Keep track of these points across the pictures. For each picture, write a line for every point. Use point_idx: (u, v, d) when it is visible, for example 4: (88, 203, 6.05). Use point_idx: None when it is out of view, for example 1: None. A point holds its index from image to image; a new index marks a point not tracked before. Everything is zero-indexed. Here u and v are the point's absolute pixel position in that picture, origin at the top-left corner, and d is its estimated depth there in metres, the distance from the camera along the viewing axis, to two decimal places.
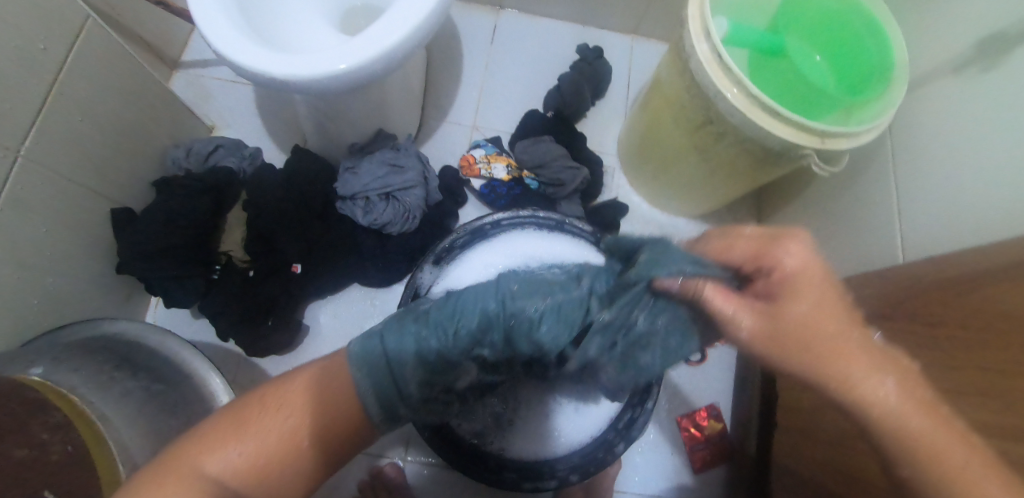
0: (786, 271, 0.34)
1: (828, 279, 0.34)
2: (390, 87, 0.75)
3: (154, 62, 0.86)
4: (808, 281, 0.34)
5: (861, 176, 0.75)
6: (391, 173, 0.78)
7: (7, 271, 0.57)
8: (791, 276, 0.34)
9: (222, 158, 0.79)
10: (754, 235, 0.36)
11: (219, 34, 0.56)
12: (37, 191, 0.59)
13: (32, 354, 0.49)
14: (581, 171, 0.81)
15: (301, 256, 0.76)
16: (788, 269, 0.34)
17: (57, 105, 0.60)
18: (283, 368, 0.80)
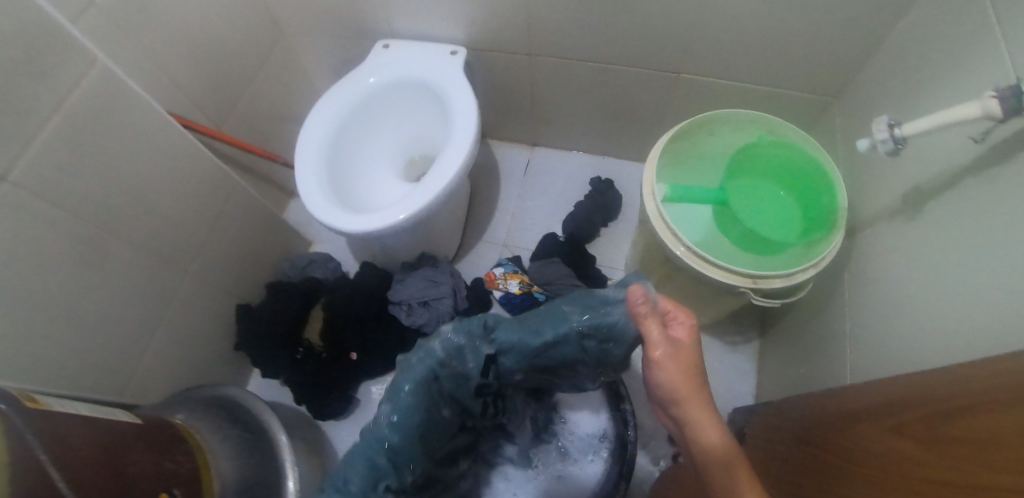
0: (679, 337, 0.52)
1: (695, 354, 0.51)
2: (434, 220, 1.00)
3: (280, 195, 1.21)
4: (684, 351, 0.51)
5: (829, 305, 0.83)
6: (429, 285, 1.01)
7: (169, 348, 0.86)
8: (680, 340, 0.52)
9: (314, 270, 1.07)
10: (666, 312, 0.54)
11: (315, 204, 0.85)
12: (196, 296, 0.90)
13: (176, 404, 0.75)
14: (580, 288, 0.98)
15: (358, 346, 1.01)
16: (679, 337, 0.52)
17: (216, 239, 0.92)
18: (337, 432, 1.01)
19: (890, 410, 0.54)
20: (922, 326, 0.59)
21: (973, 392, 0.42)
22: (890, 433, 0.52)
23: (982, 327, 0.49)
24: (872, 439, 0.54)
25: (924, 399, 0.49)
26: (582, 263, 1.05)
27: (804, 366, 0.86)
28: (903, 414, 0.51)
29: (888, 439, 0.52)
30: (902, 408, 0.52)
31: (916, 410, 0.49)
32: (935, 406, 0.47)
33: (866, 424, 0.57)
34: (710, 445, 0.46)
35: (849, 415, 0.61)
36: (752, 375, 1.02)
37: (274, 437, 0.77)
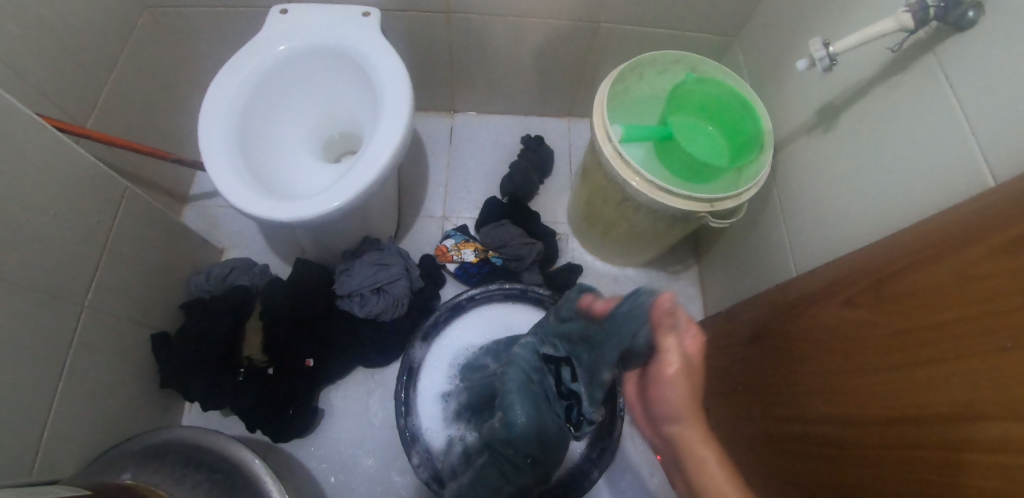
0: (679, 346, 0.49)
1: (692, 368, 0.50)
2: (373, 202, 0.92)
3: (168, 201, 1.01)
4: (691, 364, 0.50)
5: (758, 220, 0.94)
6: (379, 270, 0.93)
7: (78, 401, 0.70)
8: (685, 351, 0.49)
9: (238, 278, 0.93)
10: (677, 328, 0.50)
11: (239, 198, 0.74)
12: (98, 333, 0.74)
13: (119, 465, 0.65)
14: (535, 245, 0.98)
15: (313, 350, 0.91)
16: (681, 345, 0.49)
17: (109, 262, 0.75)
18: (306, 450, 0.91)
19: (832, 289, 0.66)
20: (850, 216, 0.70)
21: (913, 256, 0.54)
22: (840, 306, 0.63)
23: (903, 205, 0.61)
24: (823, 315, 0.66)
25: (865, 271, 0.61)
26: (530, 221, 1.05)
27: (746, 278, 0.96)
28: (849, 286, 0.63)
29: (839, 311, 0.63)
30: (852, 278, 0.63)
31: (860, 281, 0.61)
32: (873, 273, 0.59)
33: (816, 306, 0.68)
34: (694, 451, 0.48)
35: (797, 303, 0.73)
36: (696, 298, 1.12)
37: (227, 452, 0.66)
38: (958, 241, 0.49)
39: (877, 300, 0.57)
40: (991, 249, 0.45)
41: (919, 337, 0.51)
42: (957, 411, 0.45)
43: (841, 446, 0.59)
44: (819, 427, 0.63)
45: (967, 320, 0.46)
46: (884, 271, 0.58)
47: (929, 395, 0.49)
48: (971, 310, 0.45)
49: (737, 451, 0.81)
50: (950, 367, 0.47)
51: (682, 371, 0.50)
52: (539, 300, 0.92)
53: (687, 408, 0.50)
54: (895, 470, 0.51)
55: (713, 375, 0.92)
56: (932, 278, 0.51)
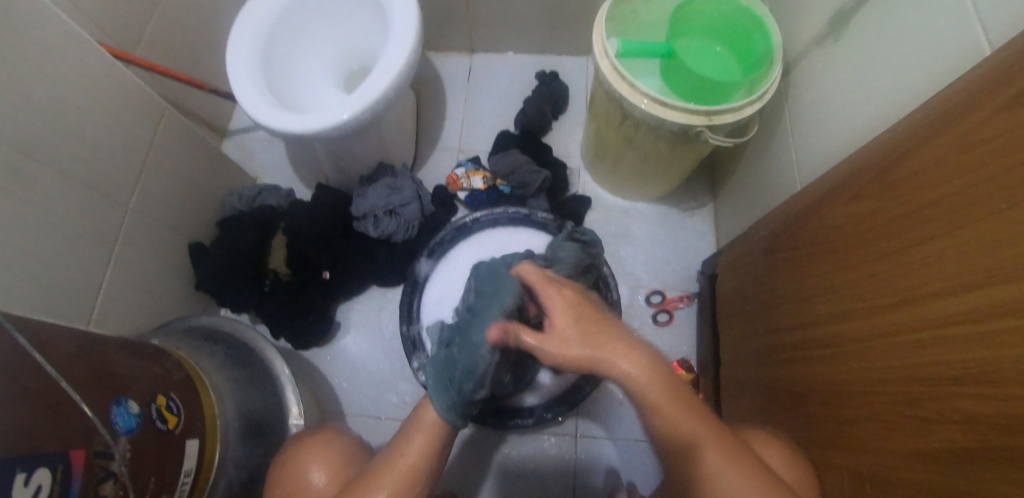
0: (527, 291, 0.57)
1: (596, 323, 0.53)
2: (386, 127, 0.97)
3: (209, 133, 1.12)
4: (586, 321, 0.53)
5: (772, 145, 0.90)
6: (391, 193, 0.98)
7: (125, 288, 0.81)
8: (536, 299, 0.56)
9: (265, 199, 1.03)
10: (540, 293, 0.56)
11: (263, 113, 0.81)
12: (141, 233, 0.84)
13: (147, 335, 0.69)
14: (542, 173, 1.00)
15: (329, 264, 0.97)
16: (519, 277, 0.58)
17: (150, 173, 0.85)
18: (322, 356, 0.99)
19: (839, 188, 0.61)
20: (859, 115, 0.66)
21: (914, 138, 0.50)
22: (848, 203, 0.59)
23: (908, 92, 0.57)
24: (832, 216, 0.62)
25: (872, 164, 0.57)
26: (539, 152, 1.07)
27: (759, 206, 0.93)
28: (857, 182, 0.58)
29: (847, 209, 0.59)
30: (851, 177, 0.61)
31: (866, 175, 0.57)
32: (879, 164, 0.55)
33: (826, 207, 0.63)
34: (633, 384, 0.50)
35: (806, 210, 0.68)
36: (709, 234, 1.11)
37: (240, 335, 0.73)
38: (948, 117, 0.46)
39: (881, 189, 0.53)
40: (983, 112, 0.41)
41: (918, 218, 0.47)
42: (946, 284, 0.43)
43: (835, 344, 0.57)
44: (816, 329, 0.61)
45: (957, 192, 0.43)
46: (887, 161, 0.53)
47: (921, 275, 0.46)
48: (959, 183, 0.42)
49: (747, 367, 0.80)
50: (939, 241, 0.44)
51: (576, 331, 0.52)
52: (542, 225, 0.94)
53: (574, 358, 0.51)
54: (880, 356, 0.50)
55: (728, 296, 0.90)
56: (929, 157, 0.47)
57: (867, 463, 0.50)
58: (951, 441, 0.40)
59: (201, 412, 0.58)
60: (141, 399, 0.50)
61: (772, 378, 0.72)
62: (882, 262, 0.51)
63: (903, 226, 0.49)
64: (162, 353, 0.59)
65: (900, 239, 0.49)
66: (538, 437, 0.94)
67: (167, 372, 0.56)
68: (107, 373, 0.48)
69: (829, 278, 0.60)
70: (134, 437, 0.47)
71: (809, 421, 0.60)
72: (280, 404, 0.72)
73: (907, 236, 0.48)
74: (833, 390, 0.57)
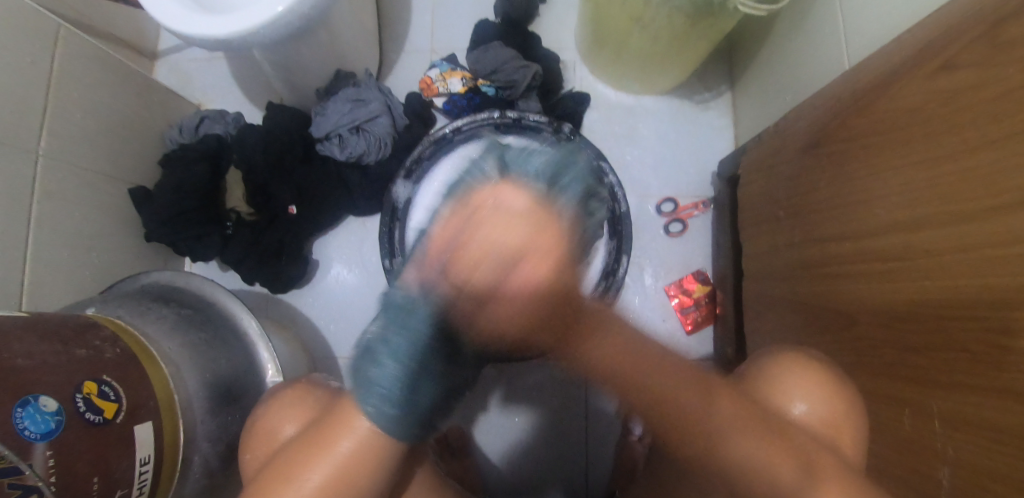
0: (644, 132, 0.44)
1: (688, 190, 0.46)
2: (337, 27, 0.79)
3: (133, 55, 0.94)
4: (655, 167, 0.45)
5: (812, 9, 0.73)
6: (356, 106, 0.84)
7: (59, 250, 0.70)
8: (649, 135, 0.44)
9: (210, 128, 0.88)
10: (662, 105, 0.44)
11: (179, 21, 0.65)
12: (64, 183, 0.71)
13: (81, 305, 0.58)
14: (531, 67, 0.84)
15: (295, 198, 0.84)
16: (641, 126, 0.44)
17: (57, 108, 0.70)
18: (304, 299, 0.91)
19: (921, 56, 0.46)
20: None
21: None
22: (932, 76, 0.44)
23: None
24: (907, 94, 0.48)
25: (966, 19, 0.42)
26: (525, 44, 0.89)
27: (791, 91, 0.78)
28: (949, 43, 0.43)
29: (933, 83, 0.45)
30: (930, 39, 0.46)
31: (963, 33, 0.42)
32: (988, 13, 0.39)
33: (898, 85, 0.49)
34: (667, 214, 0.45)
35: (870, 89, 0.54)
36: (728, 130, 0.96)
37: (199, 292, 0.64)
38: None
39: (986, 51, 0.39)
40: None
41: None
42: None
43: (904, 257, 0.46)
44: (875, 239, 0.50)
45: None
46: (1001, 7, 0.38)
47: None
48: None
49: (777, 282, 0.71)
50: None
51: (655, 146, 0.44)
52: (535, 129, 0.79)
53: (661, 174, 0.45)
54: (964, 273, 0.39)
55: (753, 200, 0.78)
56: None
57: (939, 397, 0.42)
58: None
59: (154, 391, 0.50)
60: (62, 392, 0.42)
61: (809, 292, 0.63)
62: (975, 153, 0.39)
63: (1006, 102, 0.36)
64: (91, 327, 0.50)
65: (1002, 122, 0.37)
66: (545, 366, 0.88)
67: (97, 353, 0.47)
68: (5, 369, 0.39)
69: (896, 174, 0.48)
70: (56, 439, 0.40)
71: (864, 343, 0.52)
72: (252, 361, 0.65)
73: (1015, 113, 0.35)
74: (896, 312, 0.47)
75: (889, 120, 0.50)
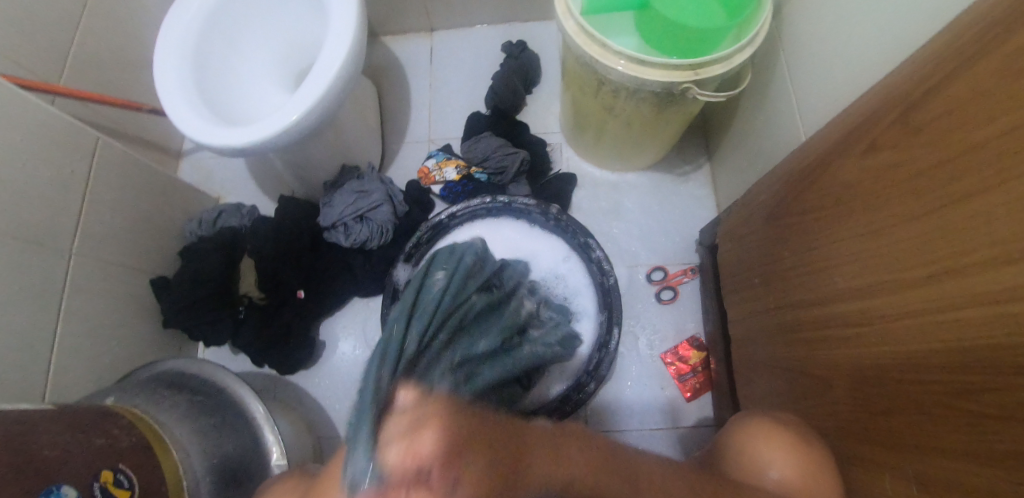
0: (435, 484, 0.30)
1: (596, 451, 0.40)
2: (343, 127, 0.89)
3: (161, 157, 1.04)
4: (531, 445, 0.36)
5: (769, 92, 0.81)
6: (360, 197, 0.91)
7: (82, 341, 0.75)
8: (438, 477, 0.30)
9: (227, 220, 0.96)
10: (409, 440, 0.31)
11: (201, 131, 0.74)
12: (92, 277, 0.78)
13: (102, 393, 0.62)
14: (519, 154, 0.92)
15: (302, 282, 0.90)
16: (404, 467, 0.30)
17: (92, 210, 0.78)
18: (310, 380, 0.93)
19: (851, 138, 0.53)
20: (875, 44, 0.57)
21: (932, 76, 0.42)
22: (863, 155, 0.50)
23: (931, 5, 0.48)
24: (846, 171, 0.53)
25: (882, 110, 0.48)
26: (514, 132, 0.98)
27: (760, 164, 0.85)
28: (873, 128, 0.49)
29: (864, 163, 0.50)
30: (855, 125, 0.52)
31: (883, 118, 0.48)
32: (899, 104, 0.45)
33: (838, 162, 0.55)
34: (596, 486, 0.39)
35: (816, 165, 0.59)
36: (709, 199, 1.02)
37: (211, 378, 0.67)
38: (979, 42, 0.36)
39: (904, 135, 0.44)
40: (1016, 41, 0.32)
41: (952, 168, 0.38)
42: (996, 249, 0.34)
43: (865, 323, 0.49)
44: (839, 305, 0.54)
45: (989, 140, 0.34)
46: (907, 100, 0.44)
47: (965, 240, 0.37)
48: (996, 128, 0.34)
49: (761, 345, 0.73)
50: (983, 197, 0.35)
51: (470, 486, 0.30)
52: (524, 211, 0.86)
53: (499, 489, 0.32)
54: (917, 337, 0.42)
55: (731, 266, 0.83)
56: (966, 89, 0.38)
57: (913, 461, 0.43)
58: (1003, 441, 0.33)
59: (161, 478, 0.53)
60: (79, 481, 0.44)
61: (788, 358, 0.65)
62: (907, 226, 0.43)
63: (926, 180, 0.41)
64: (109, 418, 0.53)
65: (926, 198, 0.41)
66: None
67: (114, 441, 0.50)
68: (30, 461, 0.42)
69: (847, 244, 0.52)
70: None
71: (841, 407, 0.53)
72: (259, 446, 0.66)
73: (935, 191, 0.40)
74: (867, 375, 0.49)
75: (835, 195, 0.55)
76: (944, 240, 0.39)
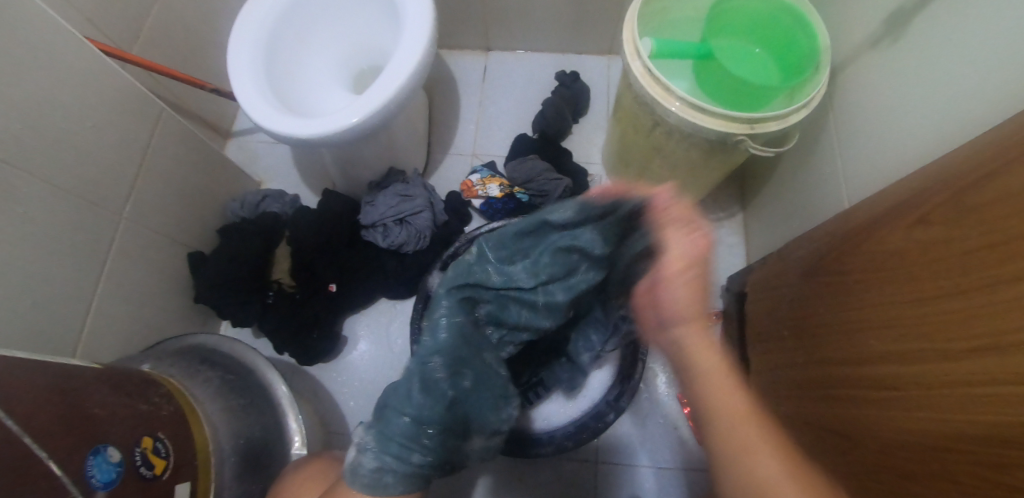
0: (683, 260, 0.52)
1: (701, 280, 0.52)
2: (397, 131, 0.91)
3: (212, 135, 1.07)
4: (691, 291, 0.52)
5: (814, 153, 0.84)
6: (403, 201, 0.93)
7: (118, 304, 0.76)
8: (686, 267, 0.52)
9: (269, 206, 0.98)
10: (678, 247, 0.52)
11: (263, 116, 0.76)
12: (136, 244, 0.79)
13: (139, 357, 0.63)
14: (563, 181, 0.94)
15: (337, 276, 0.91)
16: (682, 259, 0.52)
17: (146, 179, 0.80)
18: (329, 373, 0.94)
19: (902, 210, 0.55)
20: (927, 123, 0.59)
21: (990, 160, 0.44)
22: (912, 228, 0.52)
23: (991, 98, 0.50)
24: (892, 240, 0.55)
25: (938, 187, 0.50)
26: (558, 158, 1.01)
27: (795, 222, 0.87)
28: (927, 203, 0.51)
29: (911, 234, 0.52)
30: (907, 198, 0.54)
31: (937, 196, 0.49)
32: (956, 184, 0.47)
33: (885, 231, 0.56)
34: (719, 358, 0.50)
35: (861, 232, 0.61)
36: (739, 248, 1.04)
37: (241, 358, 0.68)
38: None
39: (957, 213, 0.46)
40: None
41: (996, 254, 0.40)
42: None
43: (897, 387, 0.50)
44: (874, 368, 0.54)
45: None
46: (962, 182, 0.46)
47: (1002, 322, 0.38)
48: None
49: (784, 400, 0.74)
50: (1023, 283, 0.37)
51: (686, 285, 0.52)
52: None
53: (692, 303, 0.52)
54: (953, 408, 0.43)
55: (758, 317, 0.84)
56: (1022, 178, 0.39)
57: None
58: None
59: (194, 451, 0.53)
60: (124, 443, 0.45)
61: (812, 416, 0.66)
62: (951, 301, 0.45)
63: (975, 259, 0.43)
64: (150, 385, 0.54)
65: (972, 275, 0.43)
66: (557, 465, 0.88)
67: (155, 409, 0.51)
68: (82, 417, 0.43)
69: (886, 309, 0.54)
70: (116, 488, 0.42)
71: (869, 466, 0.54)
72: (280, 433, 0.67)
73: (982, 270, 0.41)
74: (900, 439, 0.49)
75: (877, 261, 0.57)
76: (986, 320, 0.40)
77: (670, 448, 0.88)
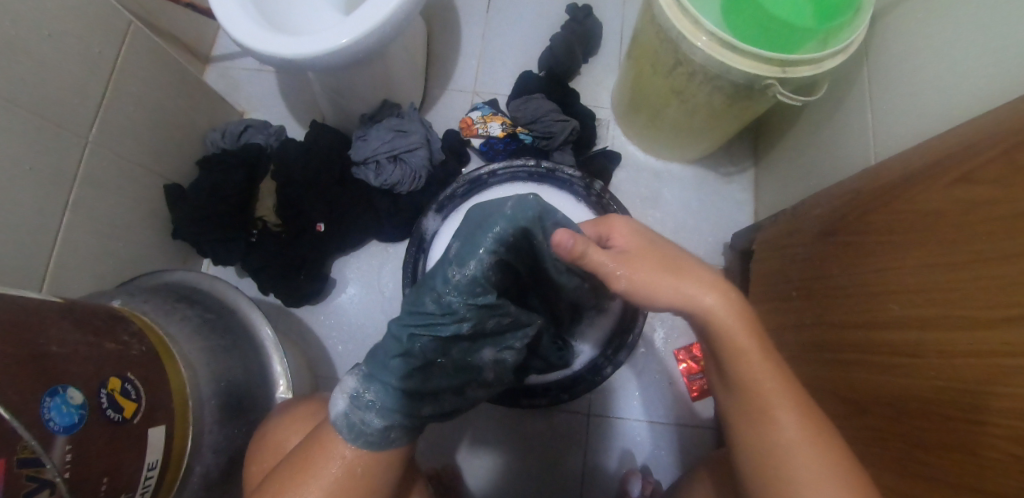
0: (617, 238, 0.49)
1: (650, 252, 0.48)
2: (392, 60, 0.83)
3: (189, 58, 0.98)
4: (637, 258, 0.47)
5: (842, 104, 0.78)
6: (397, 137, 0.86)
7: (89, 236, 0.71)
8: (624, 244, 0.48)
9: (252, 137, 0.90)
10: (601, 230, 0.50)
11: (243, 32, 0.68)
12: (107, 172, 0.73)
13: (112, 292, 0.58)
14: (569, 122, 0.88)
15: (325, 215, 0.85)
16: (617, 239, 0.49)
17: (115, 101, 0.72)
18: (317, 315, 0.91)
19: (939, 164, 0.49)
20: (977, 69, 0.53)
21: None
22: (954, 185, 0.47)
23: None
24: (925, 199, 0.50)
25: (982, 136, 0.45)
26: (566, 98, 0.94)
27: (812, 178, 0.82)
28: (967, 159, 0.46)
29: (949, 192, 0.47)
30: (943, 152, 0.49)
31: (982, 150, 0.44)
32: (1006, 137, 0.41)
33: (917, 187, 0.52)
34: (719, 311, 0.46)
35: (889, 187, 0.57)
36: (748, 204, 1.00)
37: (222, 297, 0.64)
38: None
39: (1004, 170, 0.41)
40: None
41: None
42: None
43: (915, 355, 0.47)
44: (892, 333, 0.51)
45: None
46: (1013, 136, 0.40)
47: None
48: None
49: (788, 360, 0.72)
50: None
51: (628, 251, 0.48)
52: (568, 182, 0.82)
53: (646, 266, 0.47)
54: (973, 378, 0.40)
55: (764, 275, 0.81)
56: None
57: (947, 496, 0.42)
58: None
59: (170, 392, 0.50)
60: (88, 384, 0.41)
61: (815, 377, 0.65)
62: (987, 264, 0.41)
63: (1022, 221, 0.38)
64: (120, 321, 0.50)
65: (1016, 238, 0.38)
66: (550, 416, 0.87)
67: (126, 348, 0.47)
68: (39, 356, 0.39)
69: (911, 270, 0.50)
70: (77, 433, 0.39)
71: (875, 432, 0.53)
72: (266, 375, 0.64)
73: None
74: (912, 406, 0.47)
75: (904, 218, 0.53)
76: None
77: (663, 403, 0.88)
